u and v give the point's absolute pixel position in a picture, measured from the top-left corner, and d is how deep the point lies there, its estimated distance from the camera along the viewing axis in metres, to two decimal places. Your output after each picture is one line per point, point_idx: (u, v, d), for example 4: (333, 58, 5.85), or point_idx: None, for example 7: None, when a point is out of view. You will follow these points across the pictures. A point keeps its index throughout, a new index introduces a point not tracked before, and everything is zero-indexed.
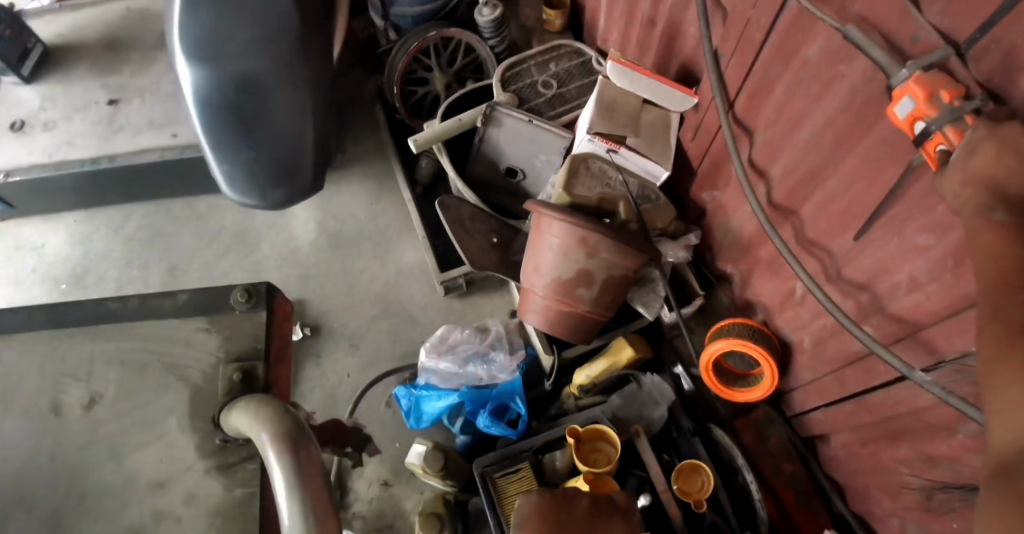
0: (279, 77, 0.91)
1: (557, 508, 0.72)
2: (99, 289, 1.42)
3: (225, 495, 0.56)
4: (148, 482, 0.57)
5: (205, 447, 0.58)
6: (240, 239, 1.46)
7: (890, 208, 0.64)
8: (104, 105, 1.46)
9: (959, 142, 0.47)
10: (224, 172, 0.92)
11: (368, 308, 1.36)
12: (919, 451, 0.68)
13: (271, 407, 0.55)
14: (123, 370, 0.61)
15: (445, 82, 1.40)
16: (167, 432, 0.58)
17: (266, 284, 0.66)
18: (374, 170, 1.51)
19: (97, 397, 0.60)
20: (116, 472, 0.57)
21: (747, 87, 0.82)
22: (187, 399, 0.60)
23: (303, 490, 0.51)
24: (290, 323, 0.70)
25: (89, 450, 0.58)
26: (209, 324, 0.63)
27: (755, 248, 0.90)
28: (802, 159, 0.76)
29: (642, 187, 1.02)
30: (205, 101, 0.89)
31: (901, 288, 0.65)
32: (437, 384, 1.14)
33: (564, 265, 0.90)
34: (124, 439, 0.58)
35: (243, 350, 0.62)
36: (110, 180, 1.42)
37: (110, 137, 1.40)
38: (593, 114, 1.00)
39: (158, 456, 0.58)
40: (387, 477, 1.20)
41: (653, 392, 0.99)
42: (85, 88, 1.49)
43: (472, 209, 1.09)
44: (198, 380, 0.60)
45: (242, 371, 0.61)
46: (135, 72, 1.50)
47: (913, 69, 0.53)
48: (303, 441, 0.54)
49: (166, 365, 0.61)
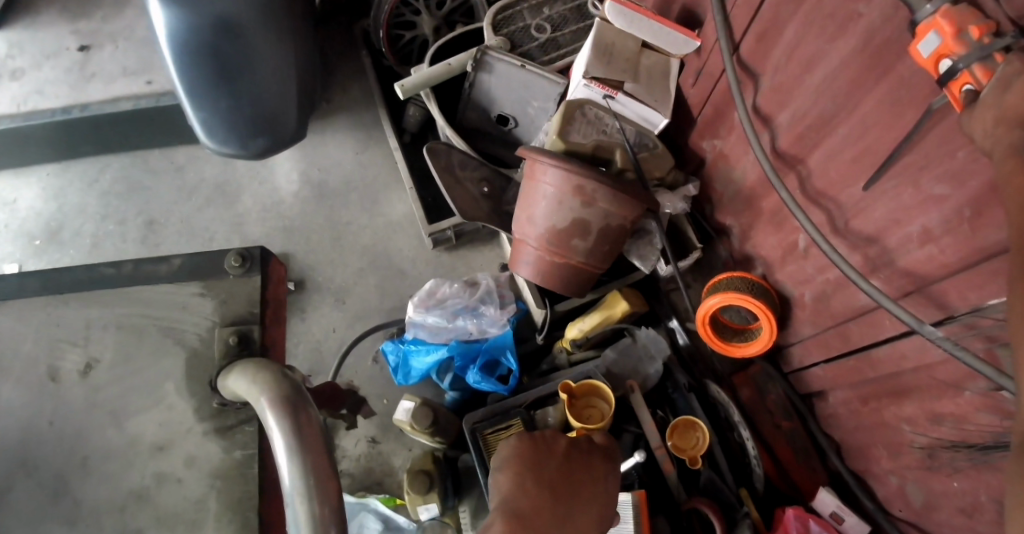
0: (259, 23, 0.87)
1: (537, 446, 0.69)
2: (76, 246, 1.34)
3: (225, 458, 0.55)
4: (150, 445, 0.55)
5: (203, 410, 0.56)
6: (221, 190, 1.39)
7: (905, 155, 0.59)
8: (74, 51, 1.37)
9: (988, 82, 0.43)
10: (200, 120, 0.86)
11: (354, 260, 1.31)
12: (925, 409, 0.66)
13: (269, 371, 0.52)
14: (120, 334, 0.58)
15: (434, 26, 1.31)
16: (166, 396, 0.57)
17: (261, 247, 0.62)
18: (359, 119, 1.44)
19: (94, 362, 0.57)
20: (117, 435, 0.55)
21: (755, 29, 0.77)
22: (184, 362, 0.58)
23: (302, 452, 0.48)
24: (285, 287, 0.67)
25: (88, 416, 0.56)
26: (203, 289, 0.61)
27: (758, 200, 0.85)
28: (812, 104, 0.70)
29: (639, 134, 0.97)
30: (180, 41, 0.82)
31: (913, 241, 0.61)
32: (426, 338, 1.10)
33: (558, 214, 0.86)
34: (122, 404, 0.56)
35: (237, 314, 0.60)
36: (83, 132, 1.34)
37: (83, 85, 1.34)
38: (590, 58, 0.93)
39: (158, 420, 0.56)
40: (375, 434, 1.18)
41: (649, 345, 0.96)
42: (53, 34, 1.40)
43: (462, 155, 1.03)
44: (195, 343, 0.58)
45: (238, 335, 0.59)
46: (106, 17, 1.41)
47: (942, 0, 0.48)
48: (302, 403, 0.50)
49: (163, 330, 0.59)
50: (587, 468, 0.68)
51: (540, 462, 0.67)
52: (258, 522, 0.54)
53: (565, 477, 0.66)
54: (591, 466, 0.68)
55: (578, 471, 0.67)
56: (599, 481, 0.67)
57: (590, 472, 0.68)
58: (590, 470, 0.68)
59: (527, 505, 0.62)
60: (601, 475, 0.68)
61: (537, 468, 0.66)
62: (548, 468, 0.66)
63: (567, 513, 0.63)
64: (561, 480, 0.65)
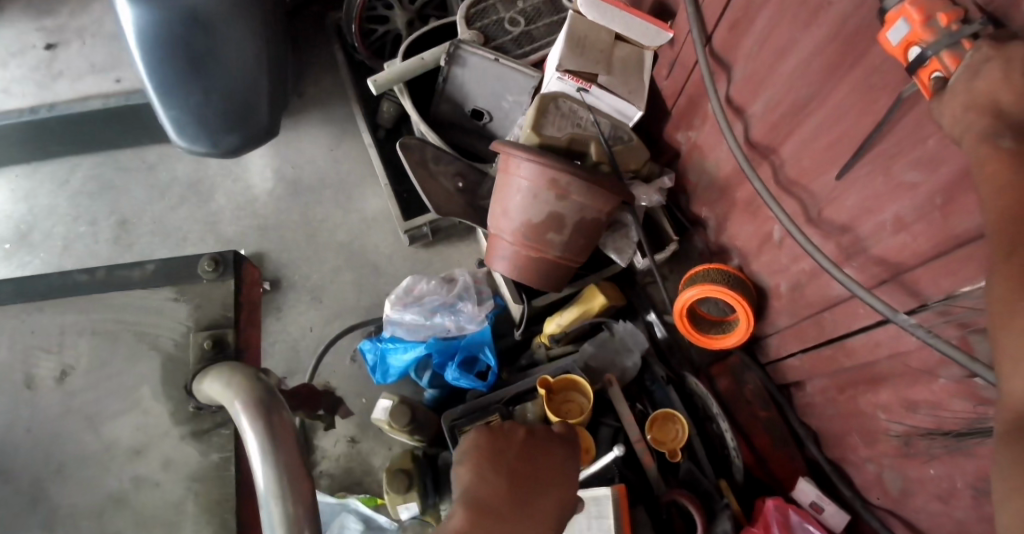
0: (228, 12, 0.85)
1: (496, 437, 0.65)
2: (47, 249, 1.30)
3: (202, 461, 0.54)
4: (130, 448, 0.54)
5: (179, 414, 0.55)
6: (194, 188, 1.35)
7: (877, 143, 0.59)
8: (40, 50, 1.33)
9: (958, 68, 0.43)
10: (172, 119, 0.85)
11: (330, 258, 1.29)
12: (900, 397, 0.66)
13: (244, 374, 0.50)
14: (95, 339, 0.57)
15: (407, 19, 1.28)
16: (142, 399, 0.56)
17: (234, 252, 0.60)
18: (333, 114, 1.41)
19: (69, 369, 0.56)
20: (94, 441, 0.54)
21: (727, 18, 0.76)
22: (161, 365, 0.57)
23: (276, 453, 0.46)
24: (260, 291, 0.65)
25: (63, 420, 0.55)
26: (177, 294, 0.59)
27: (733, 190, 0.85)
28: (785, 91, 0.70)
29: (614, 127, 0.96)
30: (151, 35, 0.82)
31: (886, 229, 0.61)
32: (404, 336, 1.08)
33: (534, 208, 0.85)
34: (97, 408, 0.55)
35: (212, 318, 0.58)
36: (51, 133, 1.30)
37: (50, 83, 1.29)
38: (563, 49, 0.93)
39: (134, 423, 0.55)
40: (354, 433, 1.16)
41: (627, 339, 0.96)
42: (17, 31, 1.35)
43: (436, 150, 1.01)
44: (169, 348, 0.57)
45: (213, 339, 0.57)
46: (73, 13, 1.36)
47: None
48: (276, 404, 0.48)
49: (137, 335, 0.57)
50: (548, 455, 0.66)
51: (501, 452, 0.64)
52: (236, 524, 0.53)
53: (526, 465, 0.63)
54: (552, 454, 0.66)
55: (537, 457, 0.65)
56: (560, 467, 0.65)
57: (549, 459, 0.66)
58: (550, 457, 0.66)
59: (488, 494, 0.60)
60: (561, 461, 0.66)
61: (497, 458, 0.63)
62: (507, 457, 0.63)
63: (530, 500, 0.61)
64: (522, 468, 0.63)
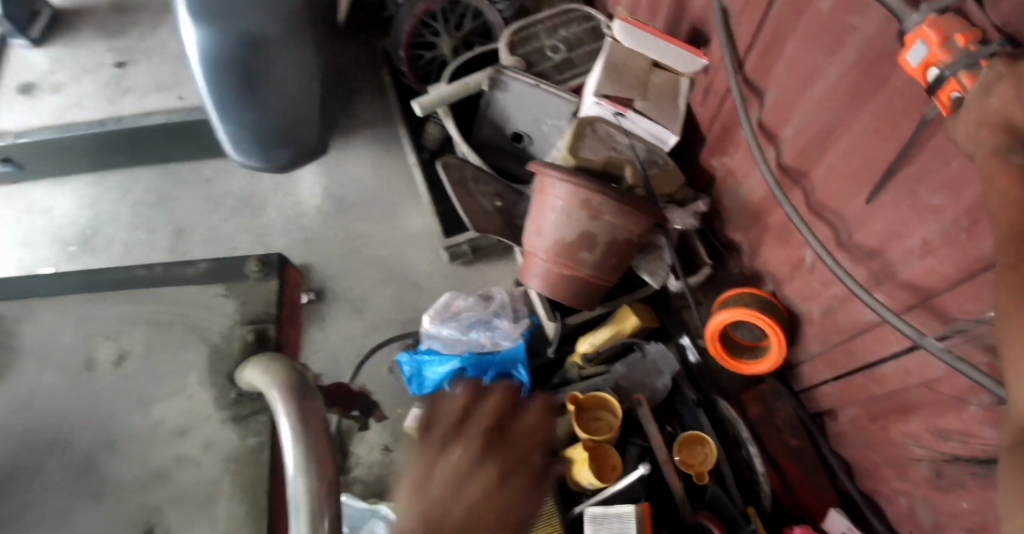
0: (286, 37, 0.89)
1: None
2: (109, 253, 1.38)
3: (239, 444, 0.58)
4: (174, 430, 0.58)
5: (221, 400, 0.59)
6: (247, 202, 1.43)
7: (904, 167, 0.60)
8: (110, 67, 1.45)
9: (974, 86, 0.44)
10: (227, 135, 0.95)
11: (372, 272, 1.34)
12: (931, 425, 0.65)
13: (282, 364, 0.55)
14: (150, 330, 0.63)
15: (453, 47, 1.34)
16: (187, 386, 0.60)
17: (279, 255, 0.67)
18: (380, 135, 1.48)
19: (126, 353, 0.61)
20: (142, 420, 0.58)
21: (758, 44, 0.78)
22: (207, 356, 0.61)
23: (308, 440, 0.48)
24: (299, 292, 0.72)
25: (116, 401, 0.59)
26: (226, 290, 0.65)
27: (765, 214, 0.86)
28: (814, 117, 0.71)
29: (649, 151, 0.98)
30: (210, 57, 0.86)
31: (914, 253, 0.62)
32: (440, 349, 1.12)
33: (567, 227, 0.88)
34: (146, 392, 0.59)
35: (255, 313, 0.64)
36: (117, 143, 1.38)
37: (118, 98, 1.40)
38: (600, 77, 0.96)
39: (179, 407, 0.59)
40: (388, 442, 1.20)
41: (658, 361, 0.96)
42: (91, 51, 1.48)
43: (475, 169, 1.05)
44: (216, 339, 0.62)
45: (255, 332, 0.63)
46: (142, 35, 1.50)
47: (927, 11, 0.48)
48: (307, 393, 0.52)
49: (186, 326, 0.63)
50: None
51: None
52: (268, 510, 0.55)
53: None
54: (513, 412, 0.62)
55: None
56: None
57: None
58: None
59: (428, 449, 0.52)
60: None
61: None
62: None
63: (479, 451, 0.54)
64: None
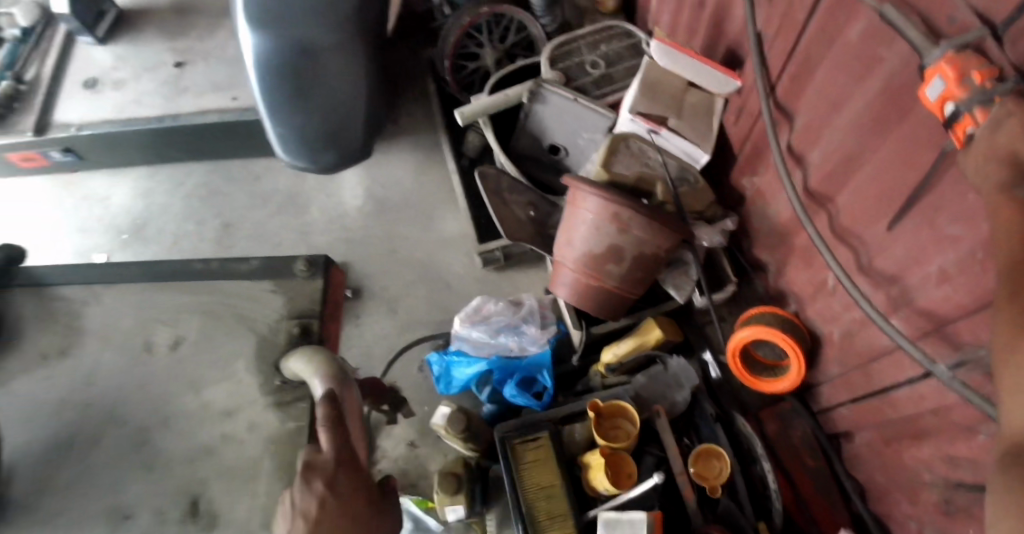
0: (338, 48, 0.96)
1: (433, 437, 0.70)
2: (158, 243, 1.47)
3: (280, 427, 0.71)
4: (223, 411, 0.72)
5: (267, 386, 0.73)
6: (292, 200, 1.50)
7: (925, 196, 0.61)
8: (170, 67, 1.47)
9: (985, 120, 0.45)
10: (277, 134, 1.02)
11: (407, 273, 1.39)
12: (941, 452, 0.66)
13: (325, 355, 0.69)
14: (201, 318, 0.78)
15: (496, 58, 1.35)
16: (236, 373, 0.74)
17: (325, 257, 0.81)
18: (423, 142, 1.54)
19: (180, 339, 0.76)
20: (194, 400, 0.72)
21: (789, 69, 0.80)
22: (255, 345, 0.76)
23: (332, 428, 0.61)
24: (342, 289, 0.85)
25: (171, 382, 0.73)
26: (274, 287, 0.80)
27: (791, 236, 0.88)
28: (840, 142, 0.73)
29: (681, 168, 1.00)
30: (264, 62, 0.94)
31: (931, 280, 0.63)
32: (469, 351, 1.15)
33: (596, 240, 0.91)
34: (199, 377, 0.73)
35: (301, 310, 0.78)
36: (174, 140, 1.44)
37: (175, 97, 1.42)
38: (636, 95, 1.00)
39: (227, 390, 0.73)
40: (414, 438, 1.24)
41: (679, 374, 0.98)
42: (153, 50, 1.50)
43: (511, 180, 1.09)
44: (263, 331, 0.76)
45: (300, 326, 0.77)
46: (201, 36, 1.51)
47: (947, 48, 0.50)
48: (347, 383, 0.68)
49: (237, 317, 0.78)
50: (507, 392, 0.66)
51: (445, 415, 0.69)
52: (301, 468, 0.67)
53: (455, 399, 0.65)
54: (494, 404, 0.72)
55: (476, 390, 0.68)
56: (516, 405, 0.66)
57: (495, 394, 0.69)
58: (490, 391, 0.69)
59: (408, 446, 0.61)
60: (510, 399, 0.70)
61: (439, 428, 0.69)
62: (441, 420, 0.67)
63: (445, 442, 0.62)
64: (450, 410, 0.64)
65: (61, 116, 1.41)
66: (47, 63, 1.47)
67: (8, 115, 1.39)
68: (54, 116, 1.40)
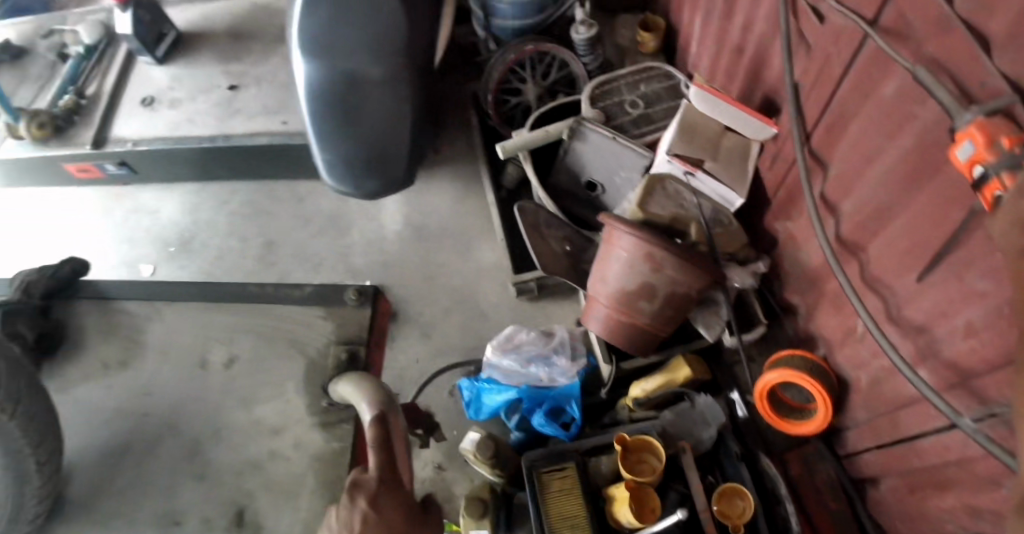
0: (383, 78, 1.02)
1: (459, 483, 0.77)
2: (201, 257, 1.51)
3: (324, 443, 0.89)
4: (272, 428, 0.92)
5: (316, 406, 0.92)
6: (334, 222, 1.53)
7: (953, 251, 0.63)
8: (224, 89, 1.57)
9: (1011, 185, 0.45)
10: (325, 161, 1.08)
11: (442, 298, 1.42)
12: (964, 502, 0.68)
13: (370, 384, 0.79)
14: (257, 340, 0.99)
15: (538, 93, 1.39)
16: (287, 391, 0.94)
17: (371, 288, 1.00)
18: (462, 171, 1.58)
19: (235, 357, 0.98)
20: (248, 414, 0.93)
21: (824, 121, 0.82)
22: (304, 367, 0.96)
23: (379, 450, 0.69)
24: (388, 321, 1.04)
25: (224, 397, 0.95)
26: (325, 314, 1.00)
27: (822, 282, 0.89)
28: (872, 194, 0.75)
29: (715, 211, 1.03)
30: (314, 91, 1.02)
31: (958, 333, 0.64)
32: (499, 379, 1.18)
33: (629, 277, 0.94)
34: (252, 394, 0.95)
35: (349, 336, 0.98)
36: (223, 158, 1.51)
37: (227, 118, 1.51)
38: (673, 137, 1.04)
39: (275, 408, 0.93)
40: (441, 461, 1.26)
41: (706, 412, 0.99)
42: (208, 73, 1.60)
43: (549, 215, 1.13)
44: (314, 354, 0.96)
45: (346, 352, 0.95)
46: (255, 62, 1.61)
47: (977, 113, 0.51)
48: (392, 410, 0.75)
49: (290, 342, 0.98)
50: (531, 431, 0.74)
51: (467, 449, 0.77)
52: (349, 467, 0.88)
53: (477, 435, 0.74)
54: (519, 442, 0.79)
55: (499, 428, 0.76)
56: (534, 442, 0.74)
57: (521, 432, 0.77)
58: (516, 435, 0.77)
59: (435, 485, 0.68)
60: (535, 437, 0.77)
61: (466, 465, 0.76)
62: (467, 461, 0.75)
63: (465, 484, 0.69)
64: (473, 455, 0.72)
65: (118, 132, 1.51)
66: (109, 80, 1.59)
67: (67, 128, 1.50)
68: (110, 132, 1.51)
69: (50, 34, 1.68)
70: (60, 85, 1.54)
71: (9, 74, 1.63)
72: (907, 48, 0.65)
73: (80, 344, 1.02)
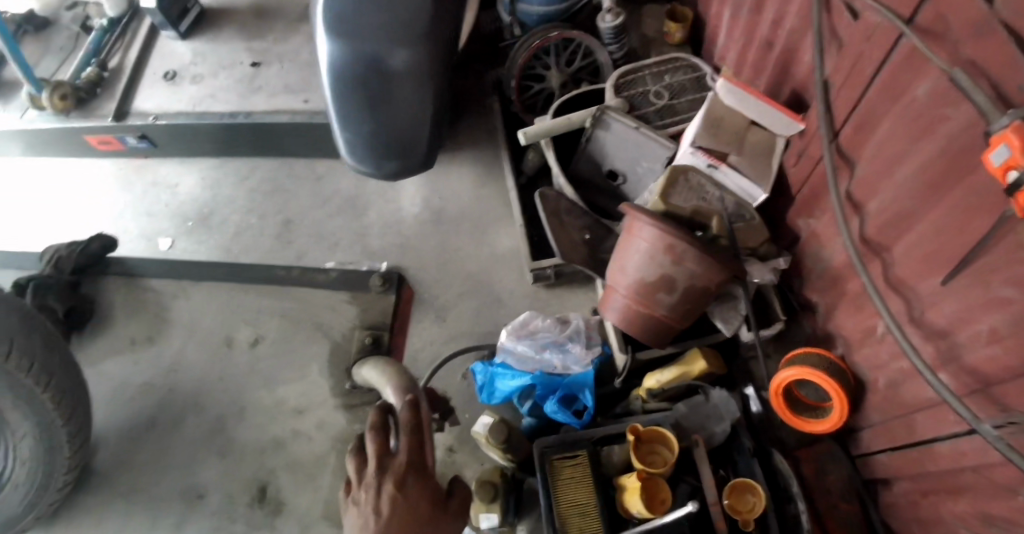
0: (409, 63, 1.02)
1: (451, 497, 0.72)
2: (221, 232, 1.51)
3: None
4: (296, 409, 1.02)
5: None
6: (354, 202, 1.53)
7: (980, 256, 0.62)
8: (247, 66, 1.58)
9: None
10: (344, 141, 1.09)
11: (460, 283, 1.41)
12: (978, 507, 0.68)
13: (397, 369, 0.84)
14: (284, 321, 1.09)
15: (562, 81, 1.37)
16: None
17: (398, 275, 1.03)
18: (483, 155, 1.57)
19: (262, 338, 1.07)
20: (271, 394, 1.02)
21: (852, 119, 0.81)
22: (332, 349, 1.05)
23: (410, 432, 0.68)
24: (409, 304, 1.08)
25: (253, 375, 1.05)
26: (349, 299, 1.08)
27: (844, 282, 0.89)
28: (898, 196, 0.75)
29: (738, 205, 1.02)
30: (336, 72, 1.02)
31: (981, 339, 0.64)
32: (513, 365, 1.18)
33: (649, 268, 0.94)
34: (279, 374, 1.05)
35: (374, 322, 1.05)
36: (245, 136, 1.52)
37: (250, 95, 1.53)
38: (698, 129, 1.03)
39: None
40: (453, 444, 1.26)
41: (720, 406, 0.99)
42: (231, 49, 1.62)
43: (570, 204, 1.12)
44: None
45: (372, 336, 1.04)
46: (278, 40, 1.62)
47: (1014, 117, 0.50)
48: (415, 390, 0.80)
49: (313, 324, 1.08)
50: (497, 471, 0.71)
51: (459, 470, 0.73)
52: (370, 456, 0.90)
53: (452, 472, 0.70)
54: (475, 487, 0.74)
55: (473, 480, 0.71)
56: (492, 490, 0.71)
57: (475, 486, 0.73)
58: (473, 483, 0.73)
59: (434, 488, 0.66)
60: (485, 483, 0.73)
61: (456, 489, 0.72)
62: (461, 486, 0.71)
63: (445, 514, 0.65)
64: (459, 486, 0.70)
65: (137, 106, 1.53)
66: (131, 53, 1.61)
67: (90, 100, 1.53)
68: (130, 105, 1.53)
69: (74, 6, 1.73)
70: (84, 57, 1.57)
71: (32, 46, 1.67)
72: (944, 50, 0.63)
73: (107, 317, 1.12)
